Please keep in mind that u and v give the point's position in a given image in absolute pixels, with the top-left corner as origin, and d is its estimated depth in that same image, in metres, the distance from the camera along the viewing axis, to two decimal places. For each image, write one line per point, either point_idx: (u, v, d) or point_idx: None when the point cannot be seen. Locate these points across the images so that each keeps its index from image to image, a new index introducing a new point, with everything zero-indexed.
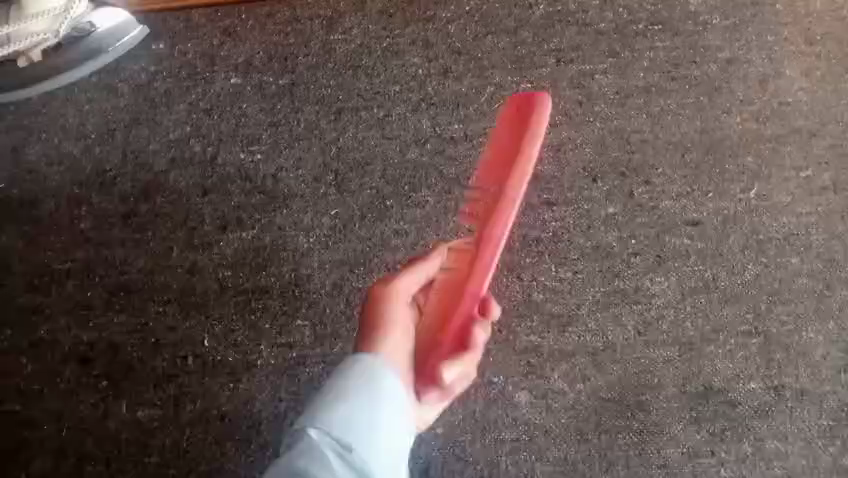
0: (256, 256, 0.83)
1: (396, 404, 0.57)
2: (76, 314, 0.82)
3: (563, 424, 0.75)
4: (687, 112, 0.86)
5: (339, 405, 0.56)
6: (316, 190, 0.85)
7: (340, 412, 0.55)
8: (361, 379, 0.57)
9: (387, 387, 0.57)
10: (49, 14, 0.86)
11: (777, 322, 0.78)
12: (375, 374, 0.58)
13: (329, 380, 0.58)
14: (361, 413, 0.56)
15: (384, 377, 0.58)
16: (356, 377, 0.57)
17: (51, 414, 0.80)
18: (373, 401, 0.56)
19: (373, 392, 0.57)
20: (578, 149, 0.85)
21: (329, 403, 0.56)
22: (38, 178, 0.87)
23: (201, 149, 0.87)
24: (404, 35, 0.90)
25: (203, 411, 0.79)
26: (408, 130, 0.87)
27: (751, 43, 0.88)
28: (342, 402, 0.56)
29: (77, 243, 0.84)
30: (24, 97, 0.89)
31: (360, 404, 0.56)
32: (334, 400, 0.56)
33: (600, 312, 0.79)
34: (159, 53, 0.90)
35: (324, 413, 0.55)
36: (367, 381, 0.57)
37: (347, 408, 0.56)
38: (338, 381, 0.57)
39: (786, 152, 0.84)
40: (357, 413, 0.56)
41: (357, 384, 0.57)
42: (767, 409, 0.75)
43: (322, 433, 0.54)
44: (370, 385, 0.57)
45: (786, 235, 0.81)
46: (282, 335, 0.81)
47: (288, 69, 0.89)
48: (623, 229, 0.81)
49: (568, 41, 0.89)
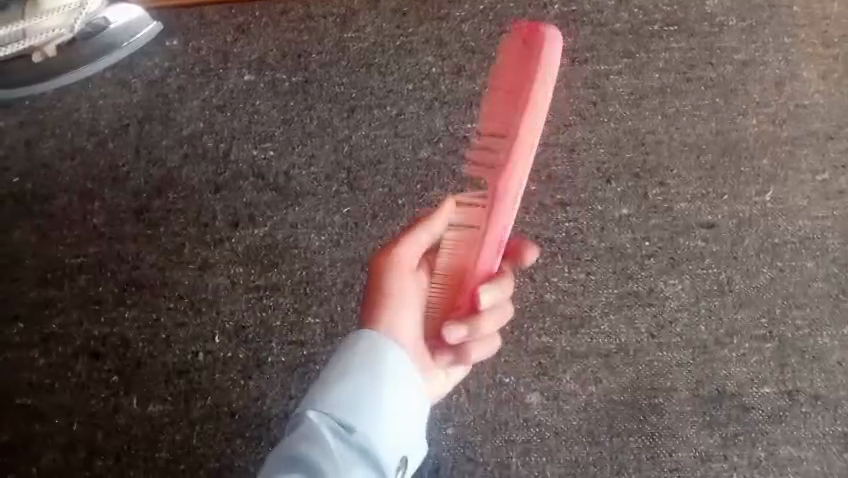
0: (268, 253, 0.83)
1: (401, 379, 0.55)
2: (88, 309, 0.82)
3: (575, 425, 0.77)
4: (703, 114, 0.87)
5: (340, 386, 0.54)
6: (328, 188, 0.85)
7: (341, 393, 0.54)
8: (362, 357, 0.55)
9: (391, 363, 0.55)
10: (63, 10, 0.84)
11: (792, 326, 0.80)
12: (377, 350, 0.55)
13: (332, 358, 0.56)
14: (363, 393, 0.53)
15: (387, 352, 0.55)
16: (357, 355, 0.55)
17: (61, 409, 0.80)
18: (375, 379, 0.54)
19: (376, 369, 0.54)
20: (592, 150, 0.85)
21: (330, 384, 0.54)
22: (51, 173, 0.87)
23: (214, 145, 0.87)
24: (418, 33, 0.90)
25: (214, 407, 0.79)
26: (422, 129, 0.87)
27: (768, 45, 0.89)
28: (342, 383, 0.54)
29: (89, 238, 0.85)
30: (37, 91, 0.89)
31: (361, 384, 0.54)
32: (335, 380, 0.54)
33: (614, 314, 0.80)
34: (173, 49, 0.90)
35: (324, 395, 0.54)
36: (368, 359, 0.54)
37: (348, 390, 0.54)
38: (340, 359, 0.55)
39: (802, 155, 0.85)
40: (358, 393, 0.53)
41: (358, 363, 0.54)
42: (781, 414, 0.78)
43: (323, 416, 0.53)
44: (372, 363, 0.54)
45: (802, 239, 0.83)
46: (293, 332, 0.81)
47: (301, 67, 0.89)
48: (637, 231, 0.82)
49: (583, 41, 0.89)
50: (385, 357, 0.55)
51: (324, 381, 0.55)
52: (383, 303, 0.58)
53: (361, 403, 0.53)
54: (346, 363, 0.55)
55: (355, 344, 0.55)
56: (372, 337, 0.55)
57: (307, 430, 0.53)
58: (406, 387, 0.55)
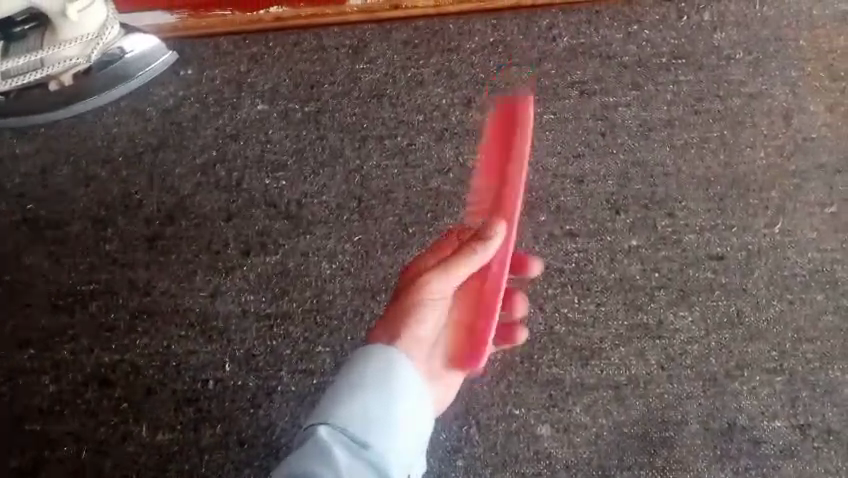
0: (279, 281, 0.84)
1: (412, 394, 0.54)
2: (99, 336, 0.83)
3: (585, 458, 0.77)
4: (711, 146, 0.87)
5: (352, 400, 0.53)
6: (339, 216, 0.86)
7: (353, 407, 0.53)
8: (375, 372, 0.54)
9: (404, 378, 0.54)
10: (82, 40, 0.86)
11: (803, 360, 0.80)
12: (390, 364, 0.55)
13: (342, 372, 0.55)
14: (374, 408, 0.53)
15: (401, 366, 0.55)
16: (370, 369, 0.54)
17: (71, 435, 0.80)
18: (386, 393, 0.53)
19: (389, 383, 0.54)
20: (600, 181, 0.86)
21: (341, 397, 0.53)
22: (65, 199, 0.88)
23: (227, 174, 0.88)
24: (429, 65, 0.91)
25: (223, 436, 0.79)
26: (432, 159, 0.88)
27: (775, 78, 0.90)
28: (354, 397, 0.53)
29: (102, 265, 0.85)
30: (52, 119, 0.90)
31: (374, 398, 0.53)
32: (348, 394, 0.53)
33: (623, 346, 0.80)
34: (188, 78, 0.92)
35: (335, 408, 0.53)
36: (382, 372, 0.54)
37: (361, 405, 0.53)
38: (352, 372, 0.54)
39: (810, 188, 0.86)
40: (371, 407, 0.53)
41: (370, 377, 0.54)
42: (793, 449, 0.77)
43: (335, 429, 0.52)
44: (385, 377, 0.54)
45: (812, 271, 0.83)
46: (304, 361, 0.81)
47: (314, 97, 0.91)
48: (646, 261, 0.83)
49: (591, 73, 0.90)
50: (397, 371, 0.54)
51: (334, 395, 0.54)
52: (407, 326, 0.59)
53: (373, 417, 0.52)
54: (359, 377, 0.54)
55: (367, 357, 0.55)
56: (386, 351, 0.55)
57: (316, 444, 0.51)
58: (416, 403, 0.54)
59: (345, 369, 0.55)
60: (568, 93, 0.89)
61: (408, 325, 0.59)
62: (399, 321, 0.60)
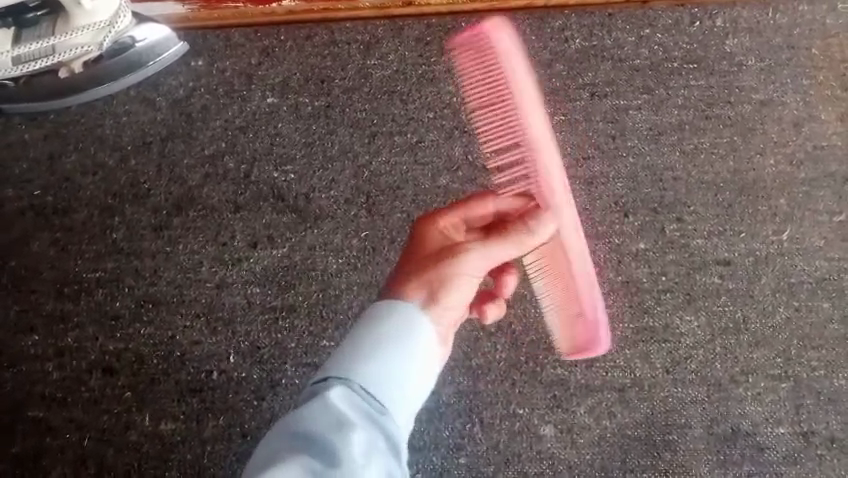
0: (286, 274, 0.84)
1: (422, 363, 0.54)
2: (103, 324, 0.83)
3: (587, 460, 0.77)
4: (721, 152, 0.87)
5: (365, 362, 0.52)
6: (347, 211, 0.86)
7: (366, 369, 0.52)
8: (390, 336, 0.53)
9: (417, 345, 0.54)
10: (94, 28, 0.84)
11: (808, 367, 0.80)
12: (405, 328, 0.54)
13: (354, 335, 0.54)
14: (387, 372, 0.52)
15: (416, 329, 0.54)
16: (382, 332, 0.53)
17: (73, 423, 0.80)
18: (400, 358, 0.53)
19: (404, 346, 0.53)
20: (609, 184, 0.86)
21: (354, 359, 0.52)
22: (73, 186, 0.88)
23: (236, 166, 0.88)
24: (440, 63, 0.91)
25: (226, 427, 0.79)
26: (441, 157, 0.88)
27: (786, 86, 0.90)
28: (368, 359, 0.52)
29: (108, 253, 0.85)
30: (63, 106, 0.90)
31: (387, 361, 0.52)
32: (361, 355, 0.52)
33: (629, 349, 0.80)
34: (198, 69, 0.92)
35: (348, 368, 0.52)
36: (398, 336, 0.53)
37: (373, 368, 0.52)
38: (365, 334, 0.53)
39: (819, 196, 0.86)
40: (384, 370, 0.52)
41: (385, 341, 0.53)
42: (796, 456, 0.78)
43: (347, 389, 0.51)
44: (400, 342, 0.53)
45: (819, 280, 0.83)
46: (308, 354, 0.81)
47: (324, 92, 0.91)
48: (653, 265, 0.83)
49: (602, 76, 0.90)
50: (412, 336, 0.54)
51: (345, 357, 0.53)
52: (437, 292, 0.56)
53: (385, 380, 0.52)
54: (373, 340, 0.53)
55: (381, 319, 0.54)
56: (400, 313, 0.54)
57: (327, 402, 0.50)
58: (424, 371, 0.54)
59: (356, 331, 0.54)
60: (579, 95, 0.89)
61: (438, 296, 0.56)
62: (428, 287, 0.56)
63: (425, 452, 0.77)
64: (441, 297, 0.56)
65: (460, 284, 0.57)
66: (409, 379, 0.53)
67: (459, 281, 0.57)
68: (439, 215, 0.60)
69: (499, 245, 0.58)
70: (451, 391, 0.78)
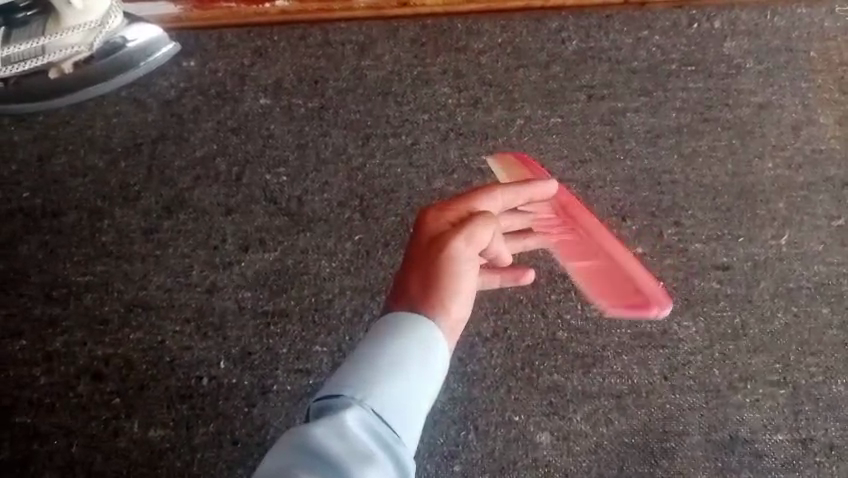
0: (278, 279, 0.83)
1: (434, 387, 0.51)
2: (92, 328, 0.81)
3: (584, 467, 0.75)
4: (719, 155, 0.86)
5: (384, 383, 0.48)
6: (340, 214, 0.85)
7: (384, 391, 0.47)
8: (411, 357, 0.50)
9: (432, 367, 0.50)
10: (86, 27, 0.87)
11: (807, 373, 0.79)
12: (424, 348, 0.50)
13: (371, 348, 0.50)
14: (404, 396, 0.48)
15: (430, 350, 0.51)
16: (398, 350, 0.49)
17: (60, 429, 0.77)
18: (416, 382, 0.49)
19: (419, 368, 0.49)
20: (606, 187, 0.85)
21: (370, 378, 0.48)
22: (62, 189, 0.86)
23: (227, 168, 0.87)
24: (436, 64, 0.90)
25: (216, 434, 0.77)
26: (436, 159, 0.86)
27: (785, 89, 0.89)
28: (387, 380, 0.48)
29: (98, 257, 0.84)
30: (51, 107, 0.89)
31: (406, 386, 0.48)
32: (379, 375, 0.48)
33: (626, 355, 0.79)
34: (190, 70, 0.91)
35: (364, 388, 0.47)
36: (416, 357, 0.50)
37: (391, 391, 0.48)
38: (382, 351, 0.49)
39: (818, 200, 0.85)
40: (403, 394, 0.48)
41: (403, 361, 0.49)
42: (794, 463, 0.76)
43: (363, 410, 0.46)
44: (418, 363, 0.50)
45: (818, 285, 0.82)
46: (301, 360, 0.80)
47: (318, 93, 0.89)
48: (651, 270, 0.82)
49: (600, 78, 0.89)
50: (429, 357, 0.50)
51: (361, 374, 0.48)
52: (449, 300, 0.54)
53: (402, 406, 0.48)
54: (392, 358, 0.49)
55: (397, 336, 0.50)
56: (417, 331, 0.51)
57: (344, 422, 0.45)
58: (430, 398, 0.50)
59: (368, 346, 0.50)
60: (576, 97, 0.88)
61: (451, 302, 0.54)
62: (439, 295, 0.54)
63: (418, 460, 0.75)
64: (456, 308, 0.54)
65: (471, 290, 0.55)
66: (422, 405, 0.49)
67: (469, 286, 0.55)
68: (448, 210, 0.57)
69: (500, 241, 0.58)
70: (446, 398, 0.77)
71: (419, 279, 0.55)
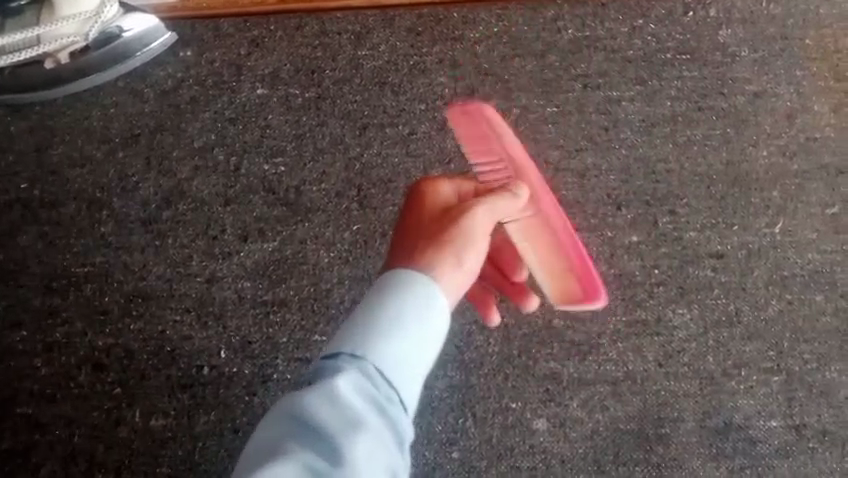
0: (278, 268, 0.83)
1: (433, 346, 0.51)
2: (93, 319, 0.82)
3: (581, 454, 0.77)
4: (714, 144, 0.87)
5: (379, 345, 0.49)
6: (338, 205, 0.85)
7: (378, 355, 0.49)
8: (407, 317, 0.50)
9: (430, 325, 0.51)
10: (81, 16, 0.86)
11: (800, 360, 0.80)
12: (422, 308, 0.51)
13: (367, 309, 0.51)
14: (400, 359, 0.49)
15: (428, 308, 0.51)
16: (395, 310, 0.50)
17: (62, 419, 0.79)
18: (412, 343, 0.50)
19: (417, 327, 0.50)
20: (602, 176, 0.85)
21: (365, 342, 0.49)
22: (60, 180, 0.86)
23: (225, 158, 0.87)
24: (432, 54, 0.90)
25: (217, 423, 0.78)
26: (433, 149, 0.87)
27: (780, 77, 0.90)
28: (382, 343, 0.49)
29: (97, 247, 0.84)
30: (49, 97, 0.89)
31: (400, 348, 0.50)
32: (373, 340, 0.49)
33: (621, 342, 0.80)
34: (186, 60, 0.91)
35: (359, 352, 0.49)
36: (412, 316, 0.50)
37: (386, 354, 0.49)
38: (377, 313, 0.50)
39: (812, 189, 0.86)
40: (397, 355, 0.49)
41: (399, 322, 0.50)
42: (787, 449, 0.77)
43: (357, 374, 0.48)
44: (414, 321, 0.50)
45: (811, 272, 0.83)
46: (300, 349, 0.80)
47: (314, 83, 0.90)
48: (646, 258, 0.82)
49: (595, 67, 0.89)
50: (427, 315, 0.51)
51: (357, 336, 0.50)
52: (445, 250, 0.56)
53: (397, 368, 0.49)
54: (387, 321, 0.50)
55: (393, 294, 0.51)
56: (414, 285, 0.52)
57: (335, 388, 0.47)
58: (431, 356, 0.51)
59: (366, 306, 0.51)
60: (571, 86, 0.89)
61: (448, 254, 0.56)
62: (435, 246, 0.56)
63: (417, 447, 0.77)
64: (461, 261, 0.56)
65: (472, 241, 0.57)
66: (420, 364, 0.50)
67: (467, 237, 0.57)
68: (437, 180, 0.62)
69: (499, 198, 0.59)
70: (444, 386, 0.78)
71: (413, 237, 0.58)
